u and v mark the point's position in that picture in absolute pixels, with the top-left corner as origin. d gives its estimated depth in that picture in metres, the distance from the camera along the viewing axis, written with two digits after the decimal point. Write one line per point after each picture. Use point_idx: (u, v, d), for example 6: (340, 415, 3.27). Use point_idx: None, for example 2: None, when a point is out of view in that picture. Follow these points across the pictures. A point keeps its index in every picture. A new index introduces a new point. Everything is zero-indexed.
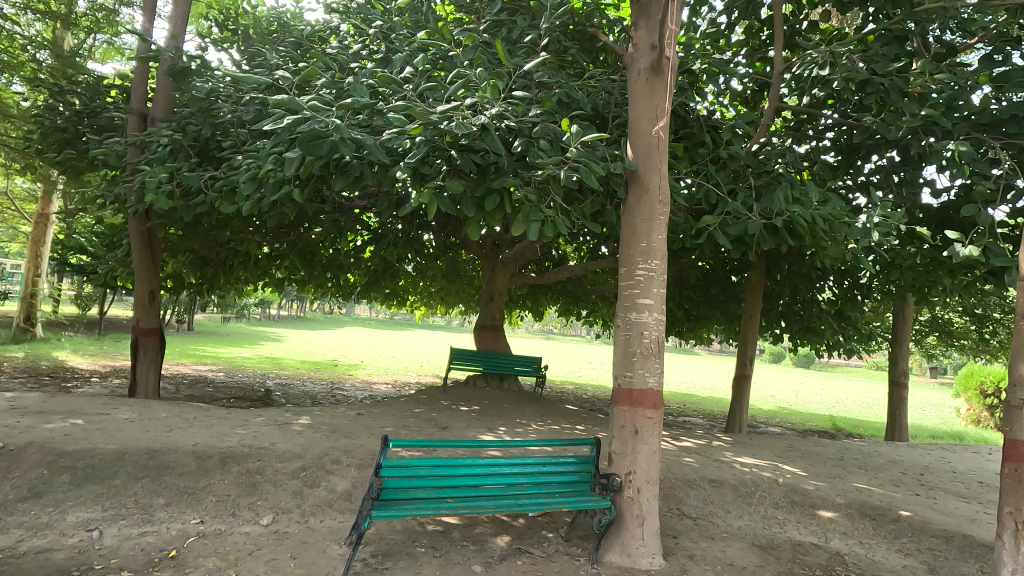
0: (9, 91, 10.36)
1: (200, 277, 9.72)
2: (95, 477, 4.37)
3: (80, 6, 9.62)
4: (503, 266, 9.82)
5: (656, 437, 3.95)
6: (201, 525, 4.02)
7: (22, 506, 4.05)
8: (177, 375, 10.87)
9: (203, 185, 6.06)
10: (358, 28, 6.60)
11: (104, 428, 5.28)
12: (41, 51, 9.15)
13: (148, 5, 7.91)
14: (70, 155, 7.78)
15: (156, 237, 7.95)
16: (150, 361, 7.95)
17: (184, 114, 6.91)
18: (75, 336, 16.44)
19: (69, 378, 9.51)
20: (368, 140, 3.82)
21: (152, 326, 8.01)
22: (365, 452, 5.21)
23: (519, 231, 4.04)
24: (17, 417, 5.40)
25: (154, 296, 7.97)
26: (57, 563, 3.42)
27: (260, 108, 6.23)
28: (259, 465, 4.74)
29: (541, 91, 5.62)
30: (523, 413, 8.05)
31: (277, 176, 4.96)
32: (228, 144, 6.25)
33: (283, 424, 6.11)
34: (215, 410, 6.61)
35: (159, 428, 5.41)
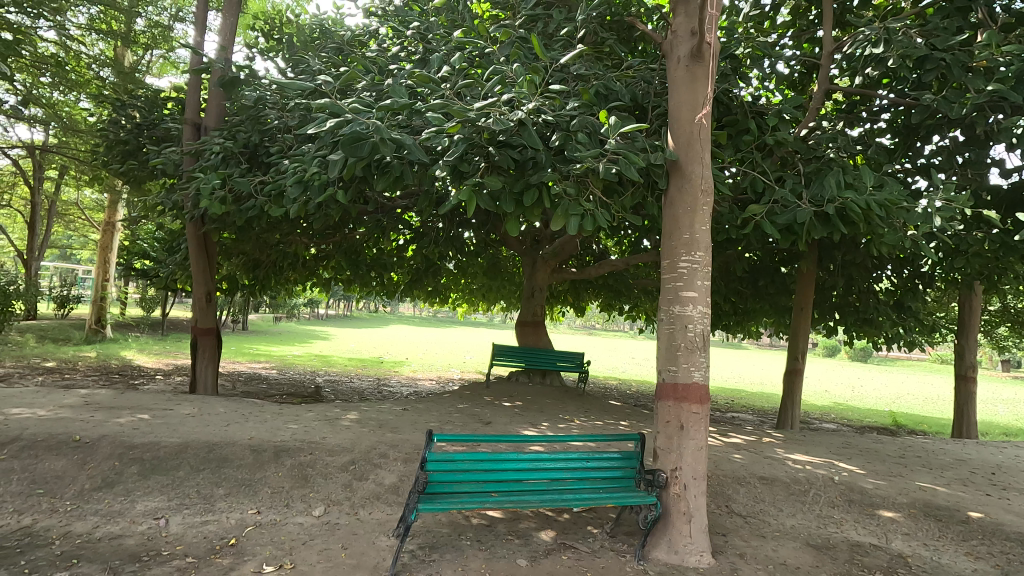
0: (78, 109, 11.08)
1: (252, 279, 10.13)
2: (161, 468, 4.62)
3: (139, 25, 10.20)
4: (544, 262, 9.81)
5: (703, 433, 3.87)
6: (258, 516, 4.21)
7: (97, 494, 4.31)
8: (234, 373, 11.35)
9: (254, 190, 6.30)
10: (396, 30, 6.75)
11: (168, 422, 5.58)
12: (104, 69, 9.73)
13: (200, 20, 8.30)
14: (133, 166, 8.28)
15: (211, 241, 8.33)
16: (209, 359, 8.34)
17: (235, 123, 7.22)
18: (141, 336, 17.40)
19: (136, 376, 10.07)
20: (408, 140, 3.87)
21: (209, 326, 8.38)
22: (411, 446, 5.32)
23: (558, 225, 4.03)
24: (90, 412, 5.76)
25: (211, 297, 8.35)
26: (129, 548, 3.65)
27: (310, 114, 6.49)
28: (311, 458, 4.91)
29: (579, 84, 5.59)
30: (566, 408, 8.02)
31: (321, 178, 5.11)
32: (276, 150, 6.50)
33: (332, 419, 6.30)
34: (269, 406, 6.87)
35: (218, 423, 5.68)
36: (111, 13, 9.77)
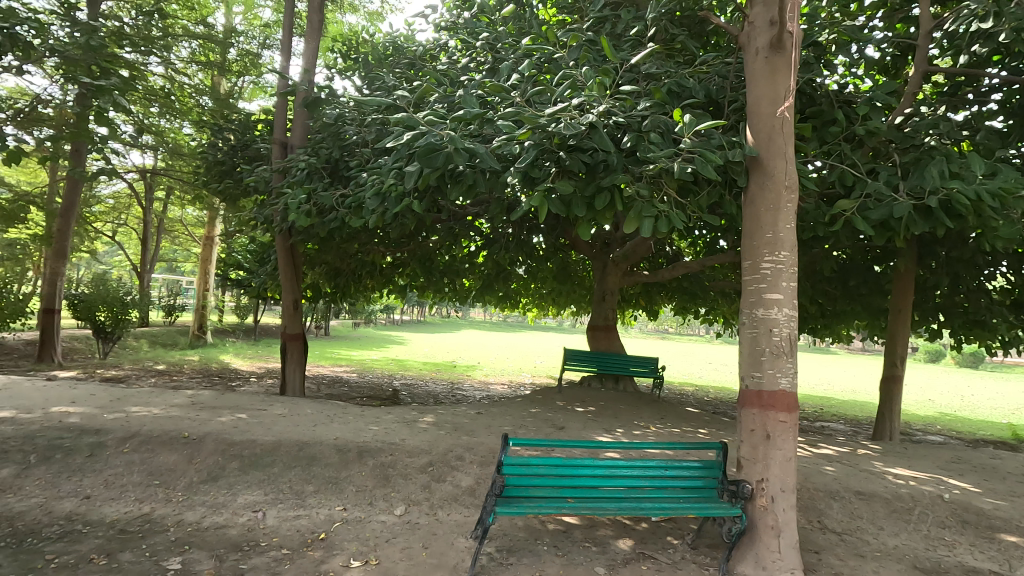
0: (182, 135, 12.19)
1: (334, 287, 10.68)
2: (258, 464, 4.96)
3: (232, 54, 11.07)
4: (615, 265, 9.67)
5: (791, 443, 3.66)
6: (345, 512, 4.42)
7: (204, 487, 4.67)
8: (318, 376, 12.01)
9: (336, 203, 6.64)
10: (465, 42, 6.92)
11: (262, 421, 5.98)
12: (203, 97, 10.63)
13: (285, 46, 8.89)
14: (229, 185, 8.99)
15: (298, 252, 8.88)
16: (297, 363, 8.89)
17: (318, 140, 7.67)
18: (237, 341, 18.82)
19: (234, 378, 10.89)
20: (480, 149, 3.95)
21: (296, 331, 8.92)
22: (486, 450, 5.40)
23: (632, 228, 3.96)
24: (197, 411, 6.29)
25: (298, 305, 8.89)
26: (232, 538, 3.94)
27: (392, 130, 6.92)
28: (392, 459, 5.10)
29: (649, 83, 5.48)
30: (641, 414, 7.84)
31: (398, 189, 5.32)
32: (355, 164, 6.82)
33: (410, 422, 6.51)
34: (352, 408, 7.21)
35: (307, 423, 6.03)
36: (208, 45, 10.66)
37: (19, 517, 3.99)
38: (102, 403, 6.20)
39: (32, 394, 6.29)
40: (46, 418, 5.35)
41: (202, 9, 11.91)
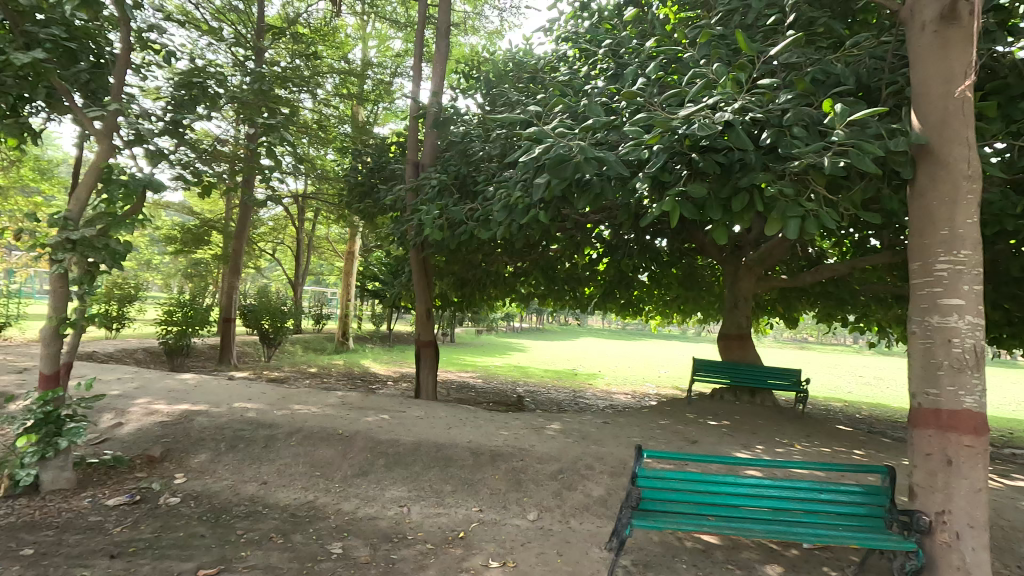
0: (328, 161, 13.57)
1: (461, 296, 11.19)
2: (401, 462, 5.33)
3: (369, 85, 12.11)
4: (748, 270, 9.06)
5: (981, 472, 3.16)
6: (481, 513, 4.60)
7: (356, 480, 5.12)
8: (447, 381, 12.63)
9: (465, 217, 6.96)
10: (585, 50, 6.96)
11: (403, 422, 6.42)
12: (345, 125, 11.75)
13: (416, 72, 9.56)
14: (368, 204, 9.82)
15: (429, 264, 9.44)
16: (430, 368, 9.44)
17: (447, 157, 8.11)
18: (374, 347, 20.43)
19: (374, 381, 11.83)
20: (609, 157, 3.94)
21: (428, 338, 9.47)
22: (616, 461, 5.32)
23: (775, 229, 3.69)
24: (347, 410, 6.92)
25: (430, 313, 9.44)
26: (383, 529, 4.28)
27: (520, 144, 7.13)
28: (523, 464, 5.21)
29: (789, 73, 5.08)
30: (783, 431, 7.23)
31: (525, 201, 5.45)
32: (483, 178, 7.08)
33: (538, 428, 6.61)
34: (481, 413, 7.49)
35: (442, 426, 6.37)
36: (348, 78, 11.76)
37: (214, 496, 4.67)
38: (272, 400, 7.06)
39: (218, 391, 7.33)
40: (230, 412, 6.21)
41: (343, 46, 13.21)
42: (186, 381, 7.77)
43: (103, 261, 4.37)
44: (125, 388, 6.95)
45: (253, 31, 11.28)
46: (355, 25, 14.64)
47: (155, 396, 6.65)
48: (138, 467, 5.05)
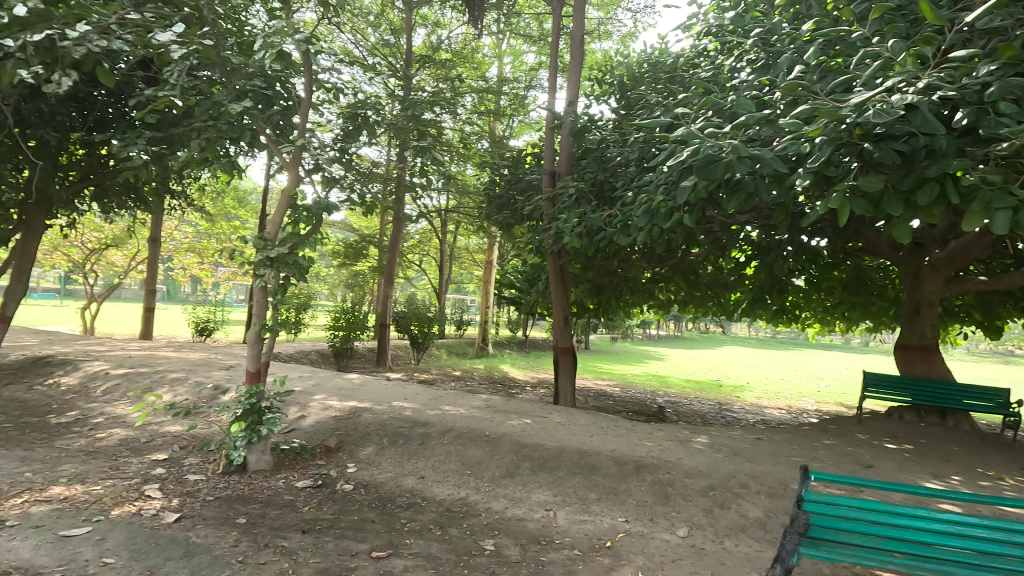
0: (469, 176, 14.35)
1: (597, 304, 11.12)
2: (546, 467, 5.43)
3: (505, 100, 12.60)
4: (933, 270, 7.85)
5: None
6: (627, 524, 4.53)
7: (504, 481, 5.32)
8: (585, 389, 12.61)
9: (604, 223, 6.90)
10: (729, 42, 6.64)
11: (545, 428, 6.55)
12: (484, 141, 12.34)
13: (551, 83, 9.75)
14: (507, 215, 10.18)
15: (566, 271, 9.53)
16: (568, 375, 9.52)
17: (583, 165, 8.14)
18: (512, 353, 21.07)
19: (514, 386, 12.20)
20: (766, 154, 3.68)
21: (567, 345, 9.57)
22: (775, 482, 4.92)
23: (976, 224, 3.16)
24: (492, 413, 7.23)
25: (568, 320, 9.52)
26: (531, 531, 4.40)
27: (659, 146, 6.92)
28: (670, 477, 5.04)
29: (991, 40, 4.33)
30: (986, 461, 6.13)
31: (668, 205, 5.28)
32: (621, 184, 6.99)
33: (684, 441, 6.34)
34: (622, 422, 7.37)
35: (584, 433, 6.38)
36: (486, 96, 12.36)
37: (380, 486, 5.16)
38: (425, 401, 7.63)
39: (379, 390, 8.11)
40: (390, 410, 6.83)
41: (481, 66, 13.92)
42: (353, 381, 8.68)
43: (293, 275, 5.05)
44: (306, 385, 7.97)
45: (402, 62, 12.35)
46: (491, 45, 15.37)
47: (330, 393, 7.54)
48: (319, 454, 5.76)
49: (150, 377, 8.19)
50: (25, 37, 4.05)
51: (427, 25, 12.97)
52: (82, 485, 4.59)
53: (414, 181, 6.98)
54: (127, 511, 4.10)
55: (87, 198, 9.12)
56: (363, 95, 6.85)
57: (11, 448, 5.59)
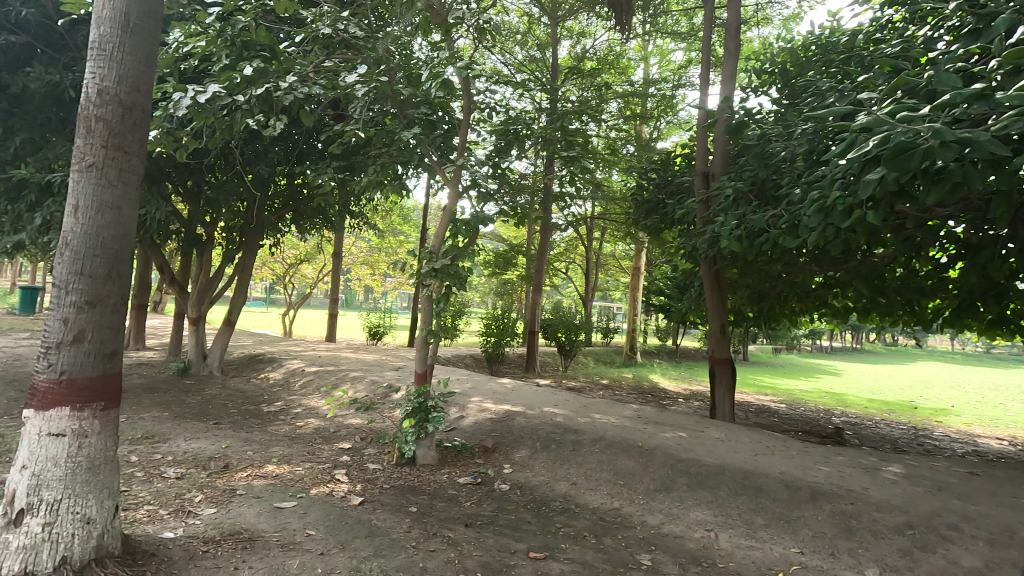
0: (615, 182, 14.19)
1: (758, 312, 10.25)
2: (705, 485, 5.13)
3: (652, 102, 12.26)
4: None
5: None
6: (802, 556, 4.11)
7: (659, 495, 5.13)
8: (745, 403, 11.68)
9: (768, 225, 6.35)
10: (923, 9, 5.74)
11: (703, 443, 6.20)
12: (630, 145, 12.12)
13: (703, 80, 9.27)
14: (656, 220, 9.85)
15: (722, 277, 8.94)
16: (725, 388, 8.94)
17: (742, 164, 7.59)
18: (662, 363, 20.25)
19: (665, 398, 11.73)
20: (980, 136, 3.10)
21: (724, 356, 8.96)
22: (997, 527, 4.11)
23: None
24: (644, 424, 7.03)
25: (725, 330, 8.91)
26: (691, 551, 4.20)
27: (832, 136, 6.20)
28: (855, 509, 4.48)
29: None
30: None
31: (847, 201, 4.69)
32: (787, 181, 6.38)
33: (871, 469, 5.57)
34: (792, 442, 6.70)
35: (747, 452, 5.92)
36: (632, 99, 12.15)
37: (534, 489, 5.31)
38: (575, 408, 7.68)
39: (530, 395, 8.34)
40: (542, 415, 6.99)
41: (627, 71, 13.74)
42: (505, 385, 9.05)
43: (453, 284, 5.40)
44: (464, 388, 8.49)
45: (548, 75, 12.66)
46: (636, 47, 15.09)
47: (485, 396, 7.94)
48: (477, 454, 6.10)
49: (335, 375, 9.35)
50: (250, 91, 4.92)
51: (572, 36, 13.17)
52: (287, 465, 5.40)
53: (563, 190, 7.08)
54: (322, 491, 4.73)
55: (287, 221, 10.74)
56: (514, 112, 7.15)
57: (236, 430, 6.76)
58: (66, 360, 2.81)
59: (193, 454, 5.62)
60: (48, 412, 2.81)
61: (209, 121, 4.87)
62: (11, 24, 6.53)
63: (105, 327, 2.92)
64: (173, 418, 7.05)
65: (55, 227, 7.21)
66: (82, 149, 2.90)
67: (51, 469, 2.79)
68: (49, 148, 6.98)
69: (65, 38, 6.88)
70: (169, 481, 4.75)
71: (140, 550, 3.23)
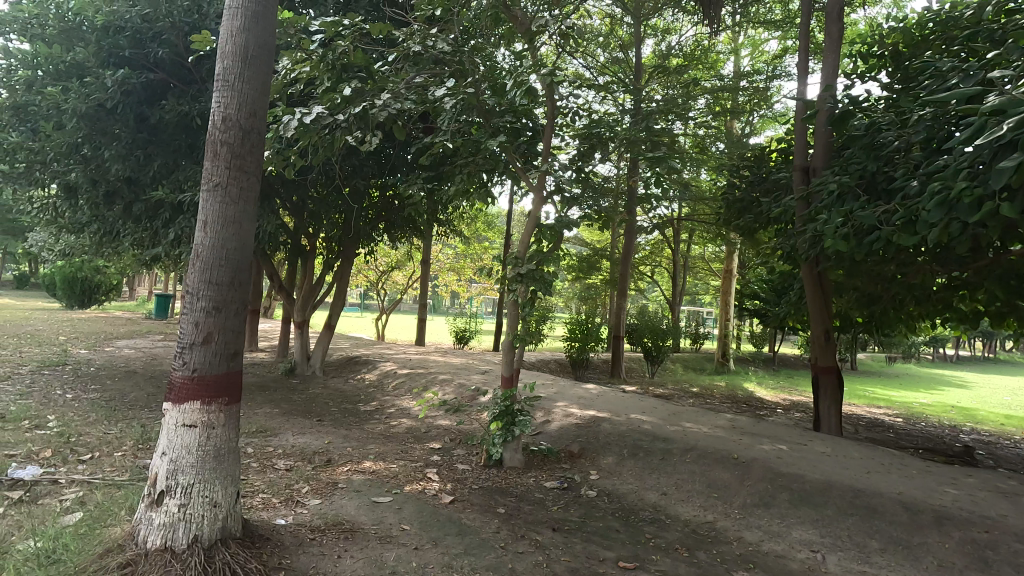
0: (704, 181, 13.64)
1: (869, 317, 9.41)
2: (810, 502, 4.80)
3: (744, 96, 11.68)
4: None
5: None
6: None
7: (757, 511, 4.85)
8: (853, 416, 10.76)
9: (879, 221, 5.83)
10: None
11: (806, 456, 5.81)
12: (720, 142, 11.60)
13: (801, 69, 8.70)
14: (749, 220, 9.34)
15: (826, 279, 8.30)
16: (831, 399, 8.31)
17: (847, 157, 7.03)
18: (758, 370, 19.11)
19: (762, 407, 11.07)
20: None
21: (829, 364, 8.33)
22: None
23: None
24: (739, 434, 6.69)
25: (829, 336, 8.27)
26: (795, 572, 3.95)
27: (956, 122, 5.58)
28: (989, 539, 4.11)
29: None
30: None
31: (976, 193, 4.20)
32: (901, 173, 5.83)
33: (1010, 494, 4.96)
34: (912, 460, 6.09)
35: (858, 468, 5.47)
36: (722, 94, 11.64)
37: (623, 497, 5.22)
38: (664, 415, 7.45)
39: (617, 401, 8.21)
40: (629, 422, 6.85)
41: (716, 65, 13.21)
42: (591, 391, 8.95)
43: (539, 288, 5.44)
44: (549, 392, 8.51)
45: (632, 75, 12.42)
46: (726, 40, 14.46)
47: (570, 401, 7.92)
48: (564, 458, 6.09)
49: (425, 377, 9.73)
50: (349, 110, 5.26)
51: (657, 34, 12.89)
52: (383, 462, 5.69)
53: (649, 191, 6.92)
54: (415, 488, 4.93)
55: (380, 231, 11.31)
56: (597, 115, 7.09)
57: (337, 427, 7.22)
58: (197, 359, 3.15)
59: (300, 448, 6.08)
60: (182, 405, 3.15)
61: (313, 140, 5.26)
62: (151, 63, 7.43)
63: (228, 329, 3.24)
64: (283, 414, 7.66)
65: (185, 241, 8.10)
66: (210, 170, 3.25)
67: (185, 456, 3.13)
68: (181, 170, 7.87)
69: (192, 73, 7.71)
70: (280, 472, 5.17)
71: (257, 533, 3.54)
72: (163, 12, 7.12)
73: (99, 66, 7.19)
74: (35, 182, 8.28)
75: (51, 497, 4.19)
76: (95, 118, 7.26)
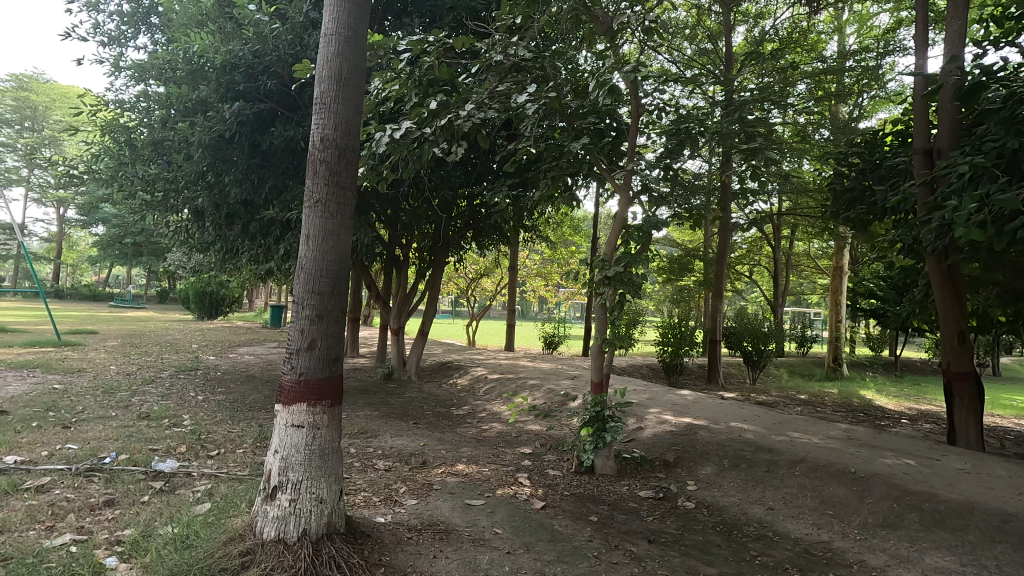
0: (806, 172, 12.70)
1: (1012, 315, 8.22)
2: (946, 525, 4.27)
3: (851, 76, 10.75)
4: None
5: None
6: None
7: (882, 532, 4.37)
8: (998, 429, 9.44)
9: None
10: None
11: (940, 473, 5.16)
12: (822, 129, 10.78)
13: (919, 41, 7.82)
14: (861, 210, 8.52)
15: (957, 272, 7.34)
16: (968, 409, 7.34)
17: (978, 135, 6.23)
18: (876, 376, 17.38)
19: (882, 417, 10.02)
20: None
21: (965, 370, 7.40)
22: None
23: None
24: (858, 446, 6.08)
25: (963, 337, 7.31)
26: None
27: None
28: None
29: None
30: None
31: None
32: None
33: None
34: None
35: (1007, 489, 4.78)
36: (824, 78, 10.79)
37: (724, 510, 4.92)
38: (768, 424, 6.94)
39: (715, 409, 7.78)
40: (729, 430, 6.46)
41: (816, 47, 12.25)
42: (686, 397, 8.56)
43: (627, 291, 5.30)
44: (642, 399, 8.25)
45: (720, 66, 11.90)
46: (827, 18, 13.41)
47: (664, 408, 7.63)
48: (659, 468, 5.87)
49: (515, 382, 9.81)
50: (435, 122, 5.41)
51: (748, 21, 12.23)
52: (476, 466, 5.79)
53: (744, 186, 6.50)
54: (507, 492, 4.97)
55: (468, 240, 11.58)
56: (685, 110, 6.78)
57: (431, 430, 7.47)
58: (304, 364, 3.38)
59: (397, 449, 6.36)
60: (292, 406, 3.39)
61: (403, 154, 5.48)
62: (261, 95, 8.15)
63: (330, 336, 3.45)
64: (382, 417, 8.04)
65: (294, 255, 8.79)
66: (311, 188, 3.49)
67: (295, 454, 3.36)
68: (289, 191, 8.56)
69: (297, 100, 8.39)
70: (380, 472, 5.42)
71: (360, 530, 3.71)
72: (270, 46, 7.79)
73: (220, 101, 7.98)
74: (170, 208, 9.37)
75: (185, 488, 4.68)
76: (217, 148, 8.08)
